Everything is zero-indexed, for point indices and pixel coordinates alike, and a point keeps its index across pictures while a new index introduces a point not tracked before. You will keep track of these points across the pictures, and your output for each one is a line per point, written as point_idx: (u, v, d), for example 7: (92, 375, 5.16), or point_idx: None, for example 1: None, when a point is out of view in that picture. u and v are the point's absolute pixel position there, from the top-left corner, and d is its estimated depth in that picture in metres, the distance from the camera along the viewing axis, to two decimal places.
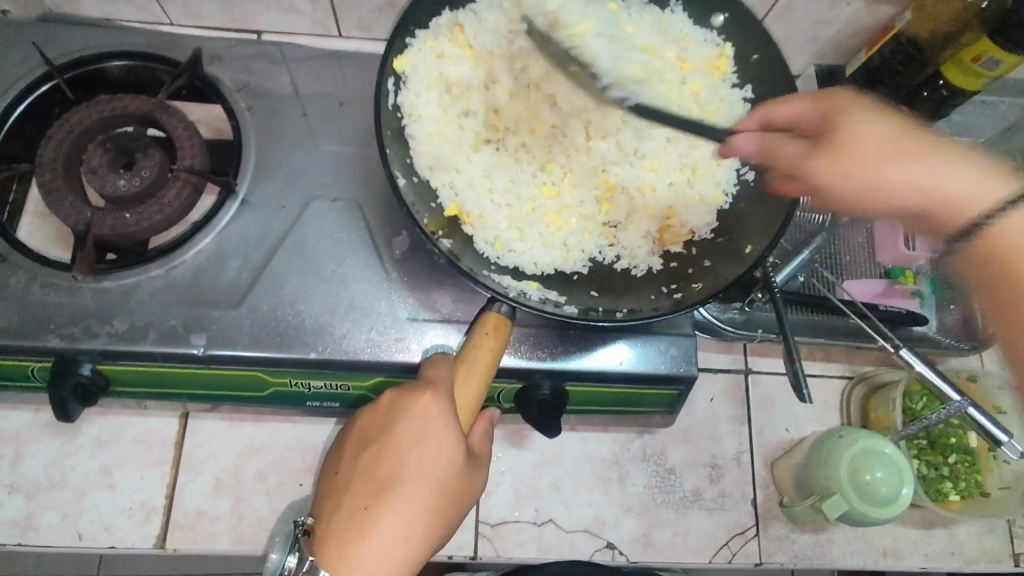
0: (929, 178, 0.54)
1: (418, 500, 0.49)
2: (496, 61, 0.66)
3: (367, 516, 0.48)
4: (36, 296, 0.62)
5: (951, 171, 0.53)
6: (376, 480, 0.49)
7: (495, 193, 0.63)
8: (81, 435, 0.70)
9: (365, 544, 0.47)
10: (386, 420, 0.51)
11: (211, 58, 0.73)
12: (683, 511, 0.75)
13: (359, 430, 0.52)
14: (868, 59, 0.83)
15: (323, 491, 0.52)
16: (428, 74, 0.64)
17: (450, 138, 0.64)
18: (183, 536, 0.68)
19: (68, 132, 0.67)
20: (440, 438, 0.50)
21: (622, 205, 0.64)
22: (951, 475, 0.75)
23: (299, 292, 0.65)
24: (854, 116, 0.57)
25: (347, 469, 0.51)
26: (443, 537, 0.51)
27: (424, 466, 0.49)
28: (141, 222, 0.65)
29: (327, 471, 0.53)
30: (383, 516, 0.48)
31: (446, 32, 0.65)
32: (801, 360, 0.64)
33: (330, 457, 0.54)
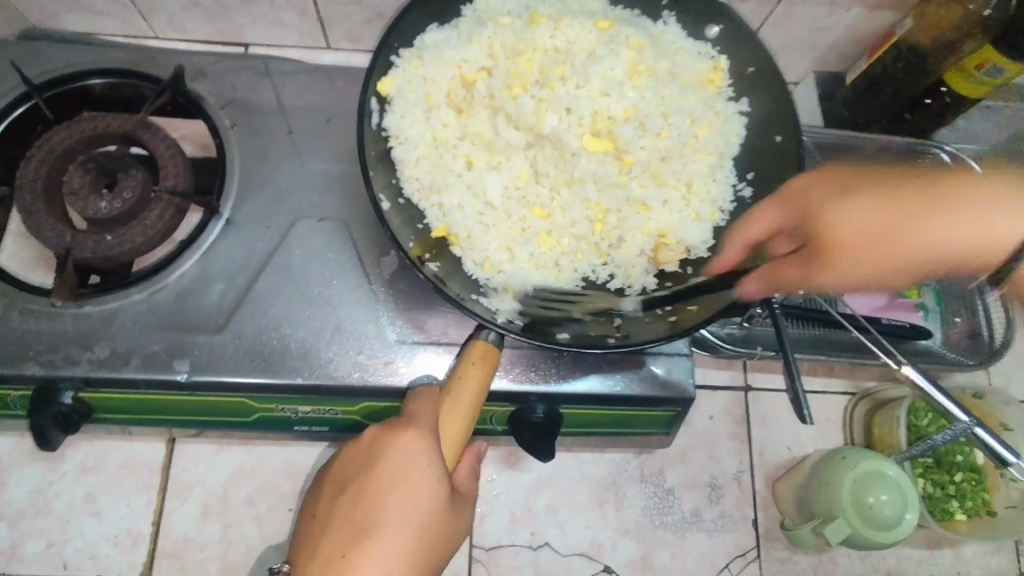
0: (970, 241, 0.48)
1: (399, 543, 0.46)
2: (484, 78, 0.64)
3: (342, 563, 0.45)
4: (15, 321, 0.61)
5: (932, 221, 0.49)
6: (354, 524, 0.47)
7: (484, 214, 0.62)
8: (66, 461, 0.68)
9: None
10: (367, 460, 0.49)
11: (195, 73, 0.72)
12: (682, 533, 0.73)
13: (339, 470, 0.50)
14: (869, 66, 0.81)
15: (303, 536, 0.49)
16: (414, 93, 0.63)
17: (437, 158, 0.62)
18: (170, 564, 0.66)
19: (48, 152, 0.66)
20: (421, 479, 0.47)
21: (614, 225, 0.63)
22: (957, 494, 0.73)
23: (285, 316, 0.63)
24: (920, 215, 0.50)
25: (325, 512, 0.49)
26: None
27: (404, 508, 0.47)
28: (123, 244, 0.63)
29: (309, 515, 0.50)
30: (360, 563, 0.45)
31: (431, 49, 0.64)
32: (801, 381, 0.62)
33: (310, 498, 0.52)
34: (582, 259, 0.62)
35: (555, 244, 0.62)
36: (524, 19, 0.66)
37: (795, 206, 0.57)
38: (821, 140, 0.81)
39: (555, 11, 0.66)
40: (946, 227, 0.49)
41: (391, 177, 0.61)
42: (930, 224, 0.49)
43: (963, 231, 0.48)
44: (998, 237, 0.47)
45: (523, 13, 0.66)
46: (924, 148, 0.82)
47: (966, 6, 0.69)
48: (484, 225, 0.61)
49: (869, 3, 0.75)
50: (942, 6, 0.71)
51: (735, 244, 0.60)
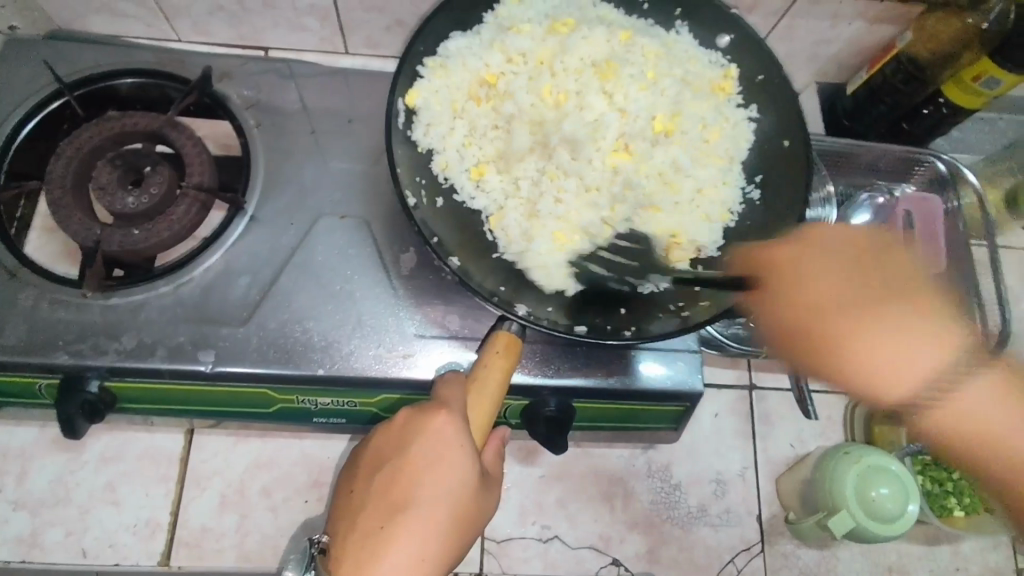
0: (996, 414, 0.55)
1: (431, 519, 0.49)
2: (506, 83, 0.67)
3: (381, 536, 0.48)
4: (44, 311, 0.62)
5: (800, 263, 0.57)
6: (390, 501, 0.49)
7: (506, 212, 0.64)
8: (87, 450, 0.69)
9: (379, 563, 0.47)
10: (401, 440, 0.52)
11: (221, 75, 0.74)
12: (689, 527, 0.75)
13: (373, 448, 0.53)
14: (870, 77, 0.84)
15: (338, 512, 0.52)
16: (438, 97, 0.65)
17: (461, 159, 0.65)
18: (187, 553, 0.68)
19: (77, 149, 0.68)
20: (454, 459, 0.50)
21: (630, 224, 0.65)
22: (955, 491, 0.76)
23: (307, 310, 0.65)
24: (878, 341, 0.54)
25: (361, 489, 0.51)
26: (455, 558, 0.50)
27: (437, 486, 0.50)
28: (149, 239, 0.65)
29: (342, 493, 0.53)
30: (397, 536, 0.48)
31: (455, 56, 0.66)
32: (806, 384, 0.68)
33: (345, 474, 0.55)
34: (598, 255, 0.64)
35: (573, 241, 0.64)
36: (544, 27, 0.69)
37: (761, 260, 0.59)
38: (825, 149, 0.84)
39: (574, 18, 0.69)
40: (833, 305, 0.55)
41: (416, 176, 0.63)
42: (801, 285, 0.56)
43: (877, 361, 0.54)
44: (844, 339, 0.55)
45: (544, 21, 0.69)
46: (919, 157, 0.85)
47: (965, 20, 0.73)
48: (506, 224, 0.63)
49: (870, 17, 0.78)
50: (941, 20, 0.75)
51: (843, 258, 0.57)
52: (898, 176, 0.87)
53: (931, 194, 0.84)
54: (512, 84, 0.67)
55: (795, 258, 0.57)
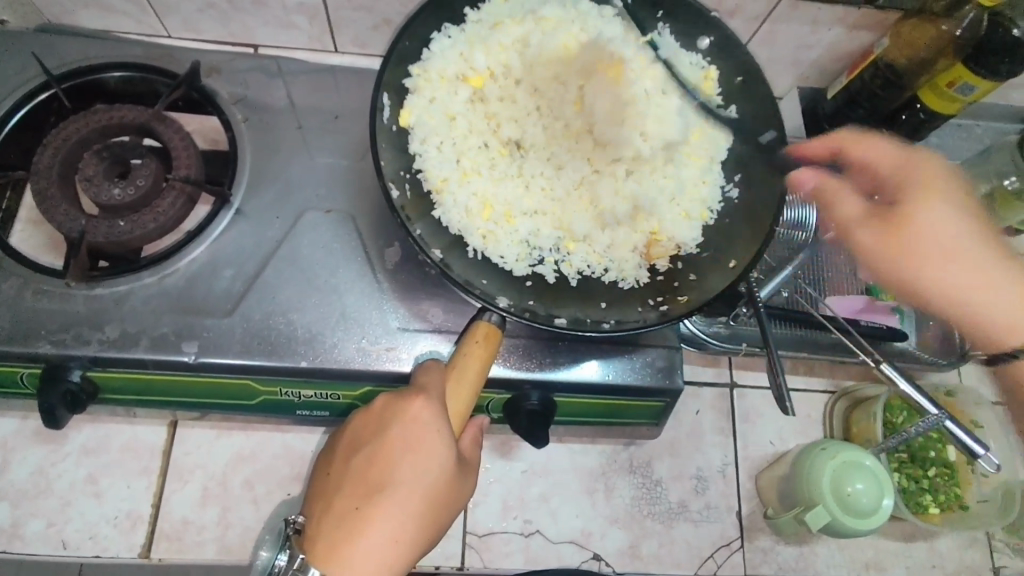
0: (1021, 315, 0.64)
1: (407, 503, 0.50)
2: (492, 85, 0.69)
3: (357, 517, 0.49)
4: (28, 301, 0.62)
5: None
6: (366, 484, 0.50)
7: (498, 210, 0.65)
8: (69, 442, 0.69)
9: (354, 544, 0.48)
10: (379, 425, 0.52)
11: (209, 71, 0.75)
12: (669, 522, 0.75)
13: (351, 433, 0.54)
14: (849, 81, 0.86)
15: (315, 495, 0.53)
16: (425, 99, 0.66)
17: (451, 158, 0.65)
18: (168, 546, 0.67)
19: (64, 141, 0.68)
20: (431, 444, 0.51)
21: (608, 224, 0.66)
22: (931, 488, 0.77)
23: (291, 302, 0.65)
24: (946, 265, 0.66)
25: (338, 471, 0.52)
26: (430, 541, 0.51)
27: (414, 470, 0.50)
28: (135, 230, 0.66)
29: (320, 477, 0.54)
30: (373, 518, 0.49)
31: (440, 59, 0.67)
32: (785, 374, 0.65)
33: (322, 459, 0.56)
34: (580, 250, 0.65)
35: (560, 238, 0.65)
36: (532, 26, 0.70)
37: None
38: None
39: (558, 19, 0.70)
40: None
41: (400, 171, 0.63)
42: (939, 257, 0.66)
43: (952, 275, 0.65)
44: (955, 292, 0.66)
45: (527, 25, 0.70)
46: None
47: (940, 26, 0.74)
48: (498, 222, 0.64)
49: (849, 23, 0.79)
50: (916, 26, 0.76)
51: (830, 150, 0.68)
52: None
53: None
54: (496, 88, 0.69)
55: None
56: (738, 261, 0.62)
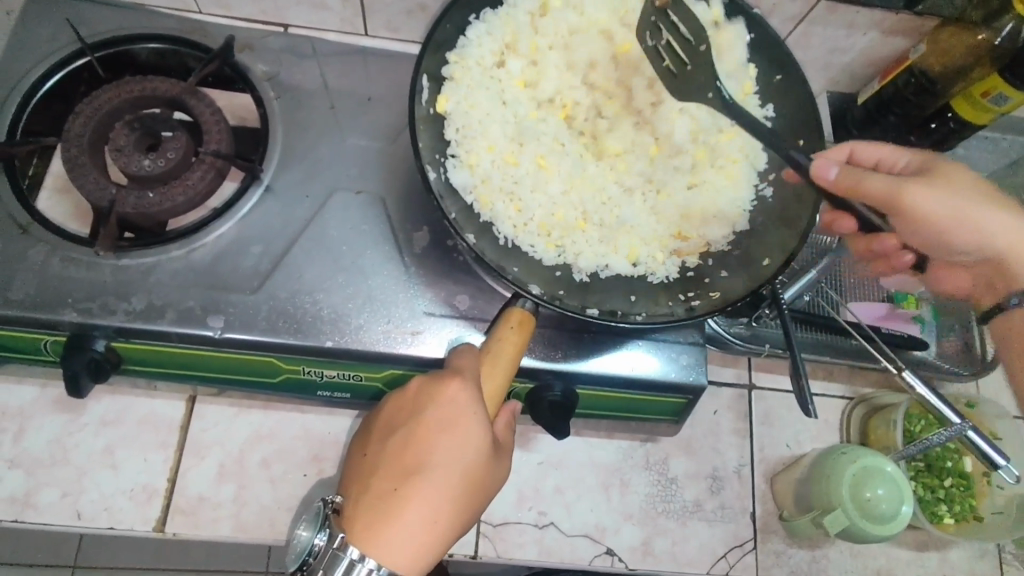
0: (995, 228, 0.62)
1: (444, 486, 0.50)
2: (533, 74, 0.68)
3: (394, 499, 0.49)
4: (55, 269, 0.62)
5: (990, 218, 0.62)
6: (402, 465, 0.51)
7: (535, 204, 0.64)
8: (87, 413, 0.69)
9: (393, 525, 0.49)
10: (414, 407, 0.53)
11: (242, 47, 0.74)
12: (683, 521, 0.75)
13: (386, 415, 0.54)
14: (882, 87, 0.85)
15: (352, 475, 0.53)
16: (463, 88, 0.65)
17: (489, 146, 0.64)
18: (183, 521, 0.67)
19: (95, 110, 0.67)
20: (466, 426, 0.51)
21: (644, 219, 0.65)
22: (946, 498, 0.76)
23: (317, 281, 0.65)
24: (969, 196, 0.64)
25: (374, 453, 0.53)
26: (466, 523, 0.52)
27: (450, 453, 0.51)
28: (164, 202, 0.65)
29: (356, 457, 0.54)
30: (409, 499, 0.49)
31: (477, 48, 0.66)
32: (808, 378, 0.64)
33: (358, 440, 0.56)
34: (612, 243, 0.64)
35: (596, 232, 0.64)
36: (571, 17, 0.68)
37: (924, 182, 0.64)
38: None
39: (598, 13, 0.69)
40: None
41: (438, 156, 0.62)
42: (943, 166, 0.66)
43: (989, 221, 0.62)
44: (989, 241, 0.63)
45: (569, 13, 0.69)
46: None
47: (978, 35, 0.74)
48: (536, 214, 0.64)
49: (884, 28, 0.79)
50: (952, 35, 0.76)
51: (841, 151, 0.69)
52: None
53: None
54: (535, 74, 0.68)
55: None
56: (771, 261, 0.61)
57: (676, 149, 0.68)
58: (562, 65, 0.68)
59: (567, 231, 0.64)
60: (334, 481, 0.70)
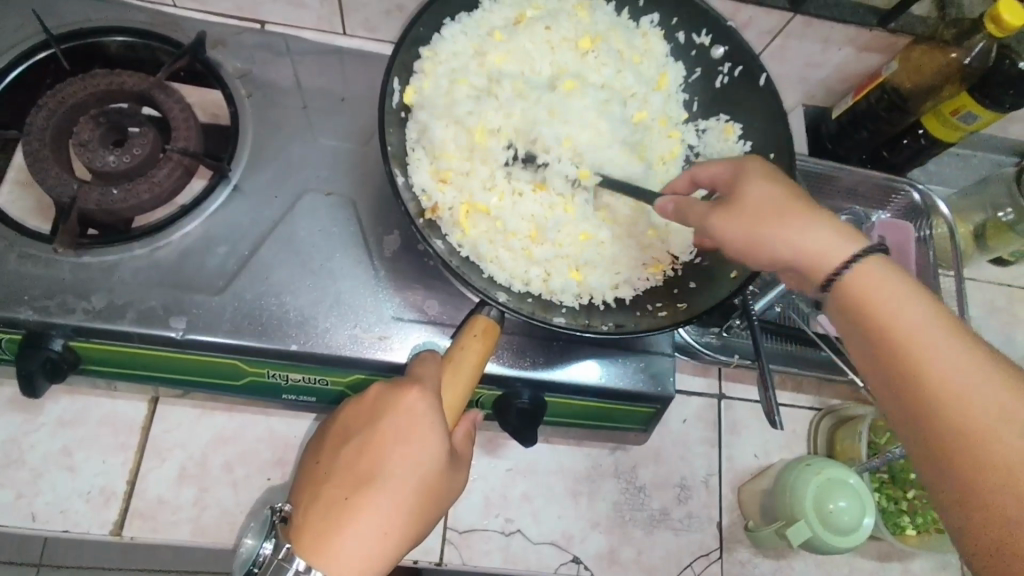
0: (929, 323, 0.43)
1: (396, 495, 0.49)
2: (510, 83, 0.67)
3: (345, 508, 0.48)
4: (13, 265, 0.61)
5: (891, 284, 0.45)
6: (356, 473, 0.50)
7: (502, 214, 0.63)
8: (45, 412, 0.67)
9: (341, 536, 0.47)
10: (371, 416, 0.52)
11: (214, 43, 0.73)
12: (650, 529, 0.75)
13: (342, 423, 0.53)
14: (855, 103, 0.86)
15: (303, 482, 0.52)
16: (435, 94, 0.64)
17: (459, 153, 0.63)
18: (141, 524, 0.66)
19: (60, 103, 0.66)
20: (425, 435, 0.50)
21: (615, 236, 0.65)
22: (910, 510, 0.77)
23: (284, 283, 0.64)
24: (865, 286, 0.45)
25: (327, 462, 0.51)
26: (417, 535, 0.51)
27: (405, 461, 0.50)
28: (128, 199, 0.64)
29: (309, 463, 0.53)
30: (363, 508, 0.48)
31: (448, 53, 0.65)
32: (774, 388, 0.65)
33: (312, 447, 0.55)
34: (581, 256, 0.63)
35: (567, 239, 0.64)
36: (547, 24, 0.68)
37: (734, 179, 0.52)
38: (809, 171, 0.87)
39: (575, 23, 0.69)
40: (999, 433, 0.39)
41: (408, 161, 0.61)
42: (888, 299, 0.44)
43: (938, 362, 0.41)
44: (929, 379, 0.41)
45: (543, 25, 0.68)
46: (896, 185, 0.89)
47: (949, 54, 0.76)
48: (506, 224, 0.62)
49: (858, 45, 0.80)
50: (925, 53, 0.77)
51: (682, 177, 0.58)
52: (874, 202, 0.90)
53: (906, 222, 0.87)
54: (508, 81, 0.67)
55: (859, 267, 0.45)
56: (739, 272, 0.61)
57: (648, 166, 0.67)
58: (535, 74, 0.67)
59: (533, 240, 0.63)
60: None
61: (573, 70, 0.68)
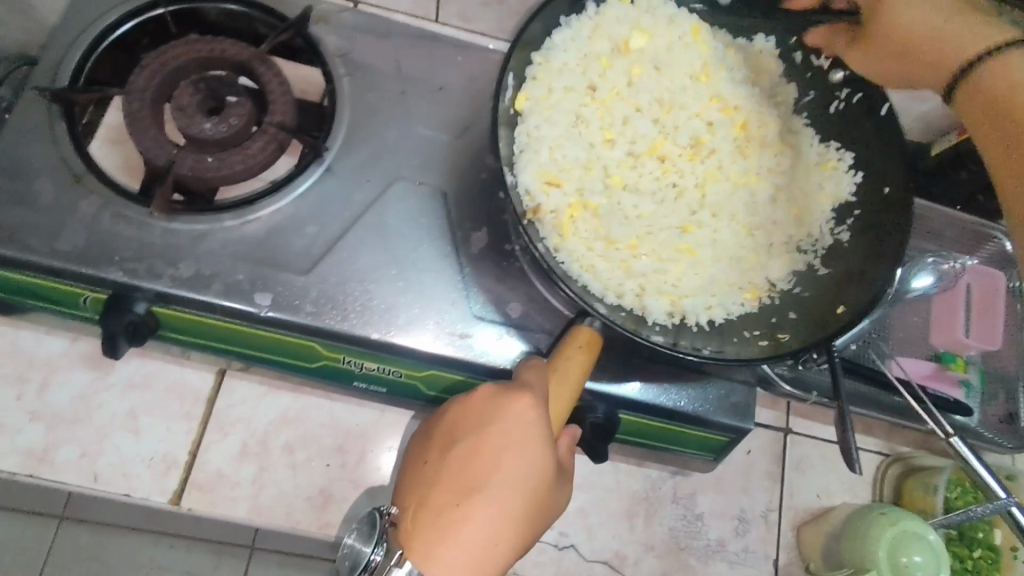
0: None
1: (505, 505, 0.50)
2: (618, 94, 0.65)
3: (455, 516, 0.49)
4: (106, 224, 0.60)
5: None
6: (465, 480, 0.50)
7: (602, 225, 0.61)
8: (115, 373, 0.67)
9: (452, 544, 0.49)
10: (477, 420, 0.52)
11: (317, 19, 0.72)
12: (705, 560, 0.73)
13: (446, 425, 0.53)
14: (960, 141, 0.83)
15: (407, 485, 0.53)
16: (543, 99, 0.62)
17: (565, 159, 0.62)
18: (199, 496, 0.65)
19: (163, 65, 0.65)
20: (532, 443, 0.51)
21: (716, 259, 0.63)
22: (974, 570, 0.75)
23: (369, 271, 0.63)
24: None
25: (434, 464, 0.52)
26: (522, 546, 0.52)
27: (514, 471, 0.51)
28: (222, 168, 0.63)
29: (412, 465, 0.54)
30: (474, 515, 0.49)
31: (559, 56, 0.63)
32: (853, 432, 0.62)
33: (412, 449, 0.56)
34: (681, 275, 0.61)
35: (667, 257, 0.61)
36: (662, 38, 0.66)
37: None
38: None
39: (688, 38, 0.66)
40: None
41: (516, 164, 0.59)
42: None
43: None
44: None
45: (656, 40, 0.66)
46: (989, 232, 0.86)
47: None
48: (605, 237, 0.60)
49: None
50: None
51: None
52: (964, 246, 0.86)
53: (997, 272, 0.85)
54: (616, 90, 0.65)
55: None
56: (847, 307, 0.58)
57: (750, 192, 0.65)
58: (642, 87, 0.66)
59: (632, 255, 0.61)
60: (357, 475, 0.68)
61: (684, 85, 0.66)
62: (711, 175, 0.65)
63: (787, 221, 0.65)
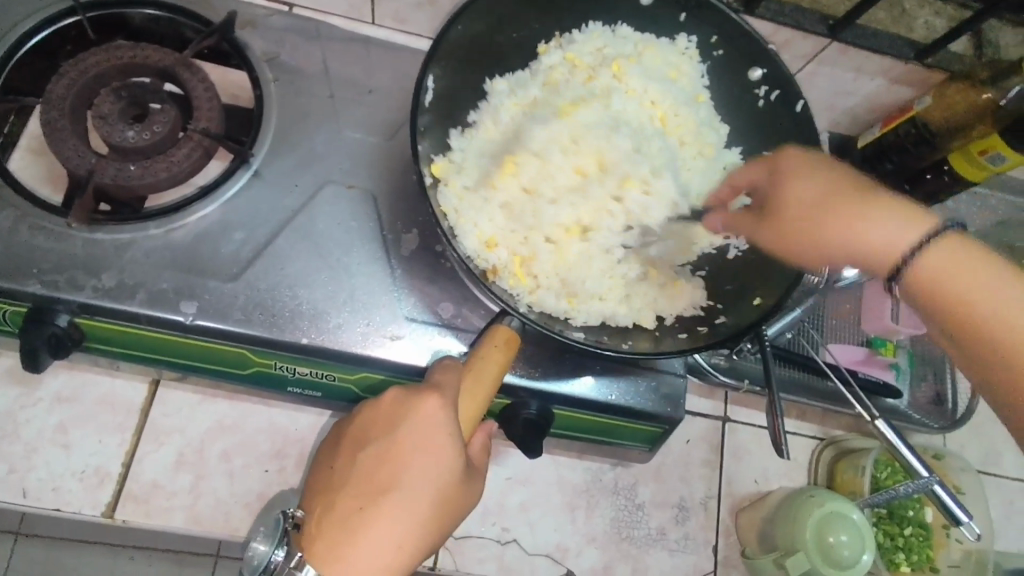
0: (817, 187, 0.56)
1: (410, 506, 0.51)
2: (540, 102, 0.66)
3: (359, 518, 0.51)
4: (23, 236, 0.59)
5: (890, 219, 0.52)
6: (372, 482, 0.52)
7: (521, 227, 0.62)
8: (44, 387, 0.66)
9: (354, 546, 0.50)
10: (389, 423, 0.53)
11: (244, 23, 0.72)
12: (646, 548, 0.75)
13: (360, 426, 0.54)
14: (881, 134, 0.86)
15: (318, 487, 0.54)
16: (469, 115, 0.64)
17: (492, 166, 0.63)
18: (134, 508, 0.65)
19: (81, 73, 0.64)
20: (440, 444, 0.52)
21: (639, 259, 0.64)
22: (905, 547, 0.77)
23: (298, 275, 0.63)
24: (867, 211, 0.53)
25: (344, 466, 0.54)
26: (430, 544, 0.53)
27: (421, 472, 0.52)
28: (145, 177, 0.63)
29: (324, 467, 0.55)
30: (376, 517, 0.51)
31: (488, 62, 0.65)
32: (781, 418, 0.63)
33: (327, 450, 0.57)
34: (606, 279, 0.62)
35: (591, 261, 0.62)
36: (578, 48, 0.67)
37: (775, 169, 0.59)
38: None
39: (605, 46, 0.68)
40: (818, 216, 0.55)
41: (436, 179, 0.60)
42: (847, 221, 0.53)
43: (844, 233, 0.53)
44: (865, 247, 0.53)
45: (574, 49, 0.67)
46: None
47: (985, 93, 0.75)
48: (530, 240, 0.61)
49: (891, 76, 0.80)
50: (961, 91, 0.76)
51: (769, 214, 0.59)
52: None
53: None
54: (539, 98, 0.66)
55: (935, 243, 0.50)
56: (763, 300, 0.60)
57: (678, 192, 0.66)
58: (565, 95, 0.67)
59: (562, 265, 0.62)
60: (296, 479, 0.68)
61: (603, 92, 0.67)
62: (641, 172, 0.65)
63: (704, 224, 0.65)
